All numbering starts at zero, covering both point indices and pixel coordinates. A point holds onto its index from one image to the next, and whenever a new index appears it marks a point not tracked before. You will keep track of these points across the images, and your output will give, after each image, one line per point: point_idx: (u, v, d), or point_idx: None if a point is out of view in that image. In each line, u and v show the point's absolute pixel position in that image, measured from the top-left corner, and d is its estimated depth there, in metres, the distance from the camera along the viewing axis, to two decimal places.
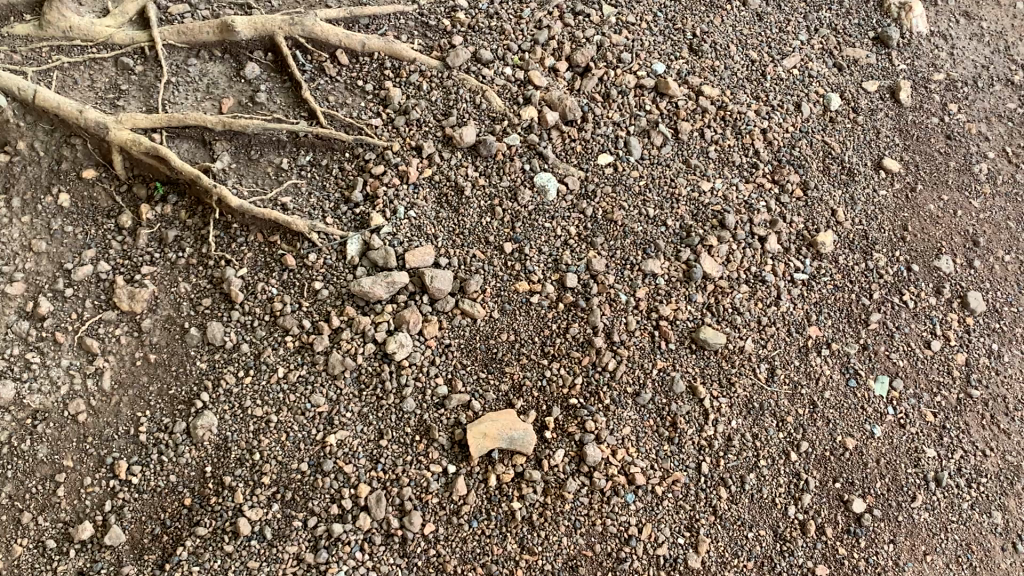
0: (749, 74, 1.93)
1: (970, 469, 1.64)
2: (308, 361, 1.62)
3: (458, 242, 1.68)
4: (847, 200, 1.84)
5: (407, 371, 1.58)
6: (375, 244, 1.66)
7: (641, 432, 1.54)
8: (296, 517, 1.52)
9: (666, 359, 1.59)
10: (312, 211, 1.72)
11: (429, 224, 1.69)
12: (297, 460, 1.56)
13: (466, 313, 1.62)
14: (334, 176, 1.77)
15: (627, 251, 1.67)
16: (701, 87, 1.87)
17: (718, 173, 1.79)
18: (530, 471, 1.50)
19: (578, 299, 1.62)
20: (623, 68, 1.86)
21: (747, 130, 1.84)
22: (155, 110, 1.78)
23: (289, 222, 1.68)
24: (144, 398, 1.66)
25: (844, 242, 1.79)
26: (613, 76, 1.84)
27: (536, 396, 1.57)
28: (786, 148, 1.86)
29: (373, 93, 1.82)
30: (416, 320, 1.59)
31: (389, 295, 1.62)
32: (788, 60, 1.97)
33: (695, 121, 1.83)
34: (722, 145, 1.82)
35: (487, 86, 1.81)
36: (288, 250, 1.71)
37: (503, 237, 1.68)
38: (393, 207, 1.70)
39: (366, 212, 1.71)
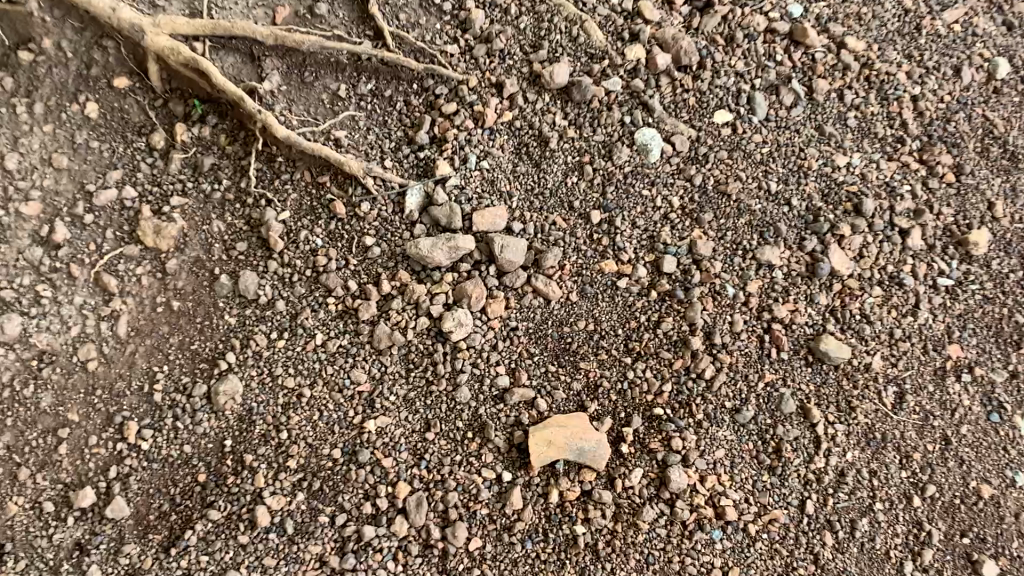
0: (900, 27, 1.50)
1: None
2: (351, 329, 1.39)
3: (538, 205, 1.41)
4: (1007, 190, 1.46)
5: (464, 354, 1.34)
6: (438, 198, 1.40)
7: (736, 457, 1.30)
8: (323, 511, 1.32)
9: (776, 370, 1.33)
10: (369, 150, 1.46)
11: (504, 178, 1.42)
12: (329, 445, 1.35)
13: (539, 291, 1.36)
14: (397, 111, 1.47)
15: (739, 233, 1.39)
16: (845, 39, 1.49)
17: (858, 146, 1.47)
18: (600, 491, 1.29)
19: (675, 288, 1.36)
20: (753, 5, 1.48)
21: (895, 95, 1.48)
22: (195, 10, 1.41)
23: (342, 162, 1.41)
24: (161, 350, 1.44)
25: (1000, 244, 1.43)
26: (739, 15, 1.47)
27: (614, 400, 1.33)
28: (939, 121, 1.48)
29: (451, 13, 1.46)
30: (481, 294, 1.35)
31: (450, 262, 1.36)
32: (948, 13, 1.51)
33: (835, 79, 1.48)
34: (863, 112, 1.48)
35: (587, 15, 1.45)
36: (338, 195, 1.45)
37: (591, 204, 1.40)
38: (464, 154, 1.43)
39: (432, 159, 1.44)
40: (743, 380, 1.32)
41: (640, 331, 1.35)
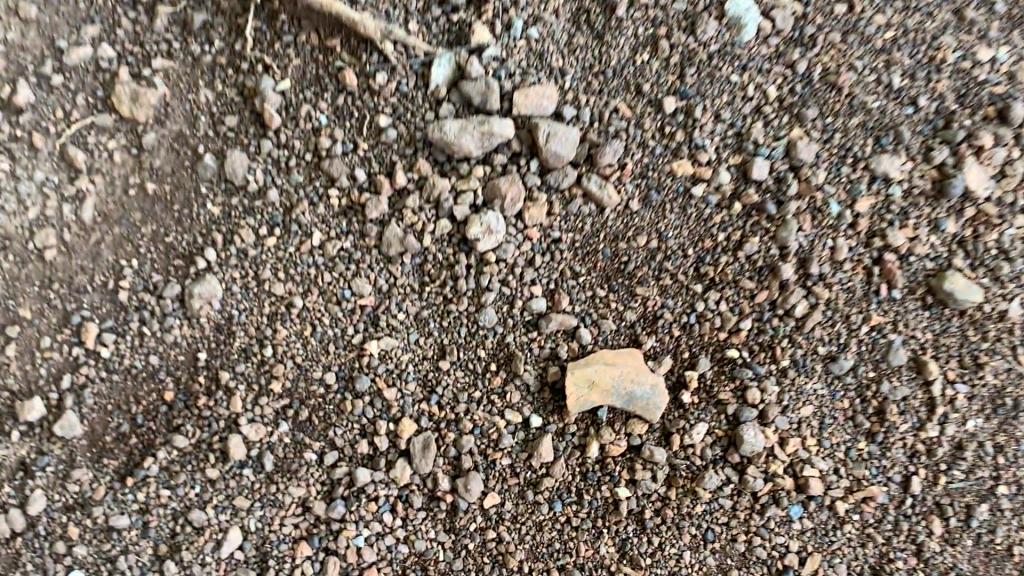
0: None
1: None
2: (356, 230, 1.10)
3: (596, 86, 1.08)
4: None
5: (491, 269, 1.07)
6: (473, 72, 1.07)
7: (827, 418, 1.05)
8: (309, 447, 1.07)
9: (884, 312, 1.06)
10: (390, 9, 1.07)
11: (556, 51, 1.08)
12: (322, 367, 1.08)
13: (590, 196, 1.08)
14: None
15: (850, 137, 1.07)
16: None
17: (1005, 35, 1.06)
18: (652, 448, 1.04)
19: (765, 199, 1.07)
20: None
21: None
22: None
23: (356, 21, 1.06)
24: (131, 242, 1.11)
25: None
26: None
27: (677, 337, 1.06)
28: None
29: None
30: (519, 194, 1.07)
31: (482, 151, 1.07)
32: None
33: None
34: None
35: None
36: (349, 64, 1.09)
37: (658, 94, 1.08)
38: (509, 18, 1.07)
39: (466, 23, 1.07)
40: (840, 322, 1.05)
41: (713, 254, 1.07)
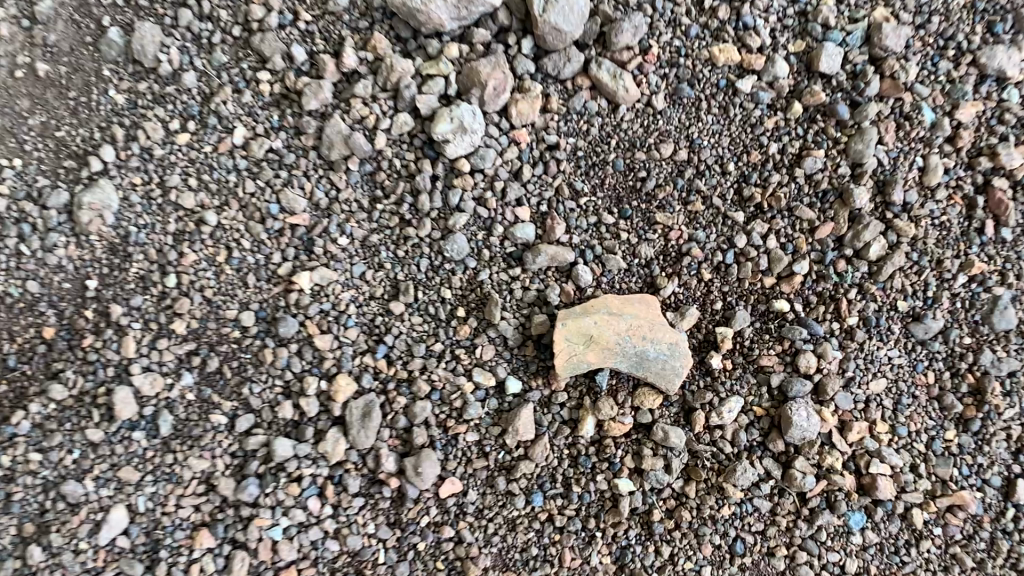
0: None
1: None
2: (290, 125, 0.84)
3: None
4: None
5: (463, 182, 0.81)
6: None
7: (904, 396, 0.78)
8: (217, 408, 0.82)
9: (988, 258, 0.78)
10: None
11: None
12: (238, 305, 0.82)
13: (600, 88, 0.81)
14: None
15: (953, 21, 0.79)
16: None
17: None
18: (667, 428, 0.76)
19: (834, 100, 0.79)
20: None
21: None
22: None
23: None
24: (13, 137, 0.83)
25: None
26: None
27: (707, 282, 0.79)
28: None
29: None
30: (504, 82, 0.80)
31: (459, 25, 0.80)
32: None
33: None
34: None
35: None
36: None
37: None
38: None
39: None
40: (930, 269, 0.78)
41: (762, 173, 0.80)
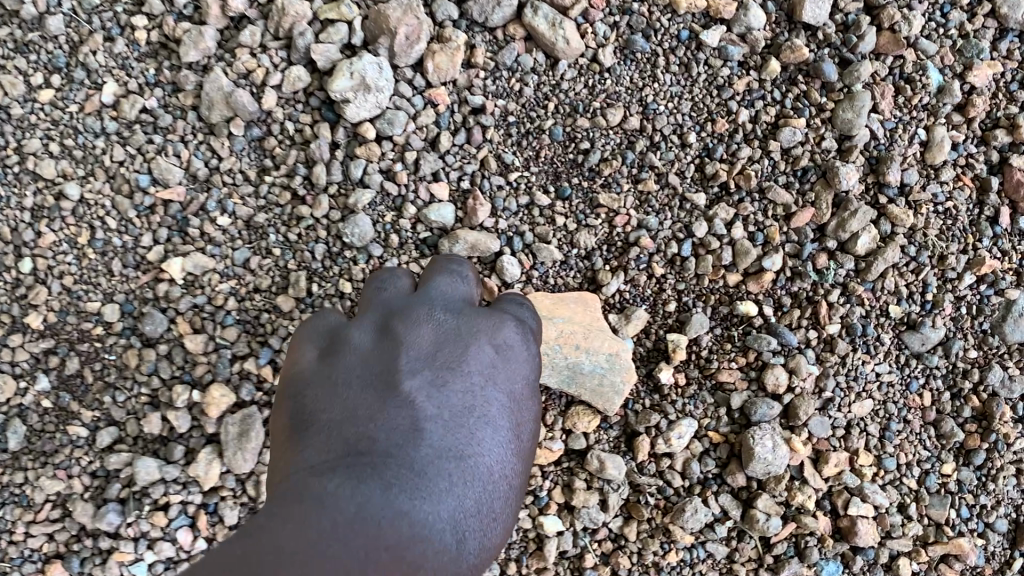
0: None
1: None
2: (167, 79, 0.69)
3: None
4: None
5: (368, 152, 0.66)
6: None
7: (894, 422, 0.64)
8: (74, 418, 0.68)
9: (1001, 255, 0.65)
10: None
11: None
12: (102, 296, 0.68)
13: (536, 39, 0.66)
14: None
15: None
16: None
17: None
18: (604, 457, 0.63)
19: (820, 58, 0.65)
20: None
21: None
22: None
23: None
24: None
25: None
26: None
27: (659, 278, 0.65)
28: None
29: None
30: (418, 28, 0.65)
31: None
32: None
33: None
34: None
35: None
36: None
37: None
38: None
39: None
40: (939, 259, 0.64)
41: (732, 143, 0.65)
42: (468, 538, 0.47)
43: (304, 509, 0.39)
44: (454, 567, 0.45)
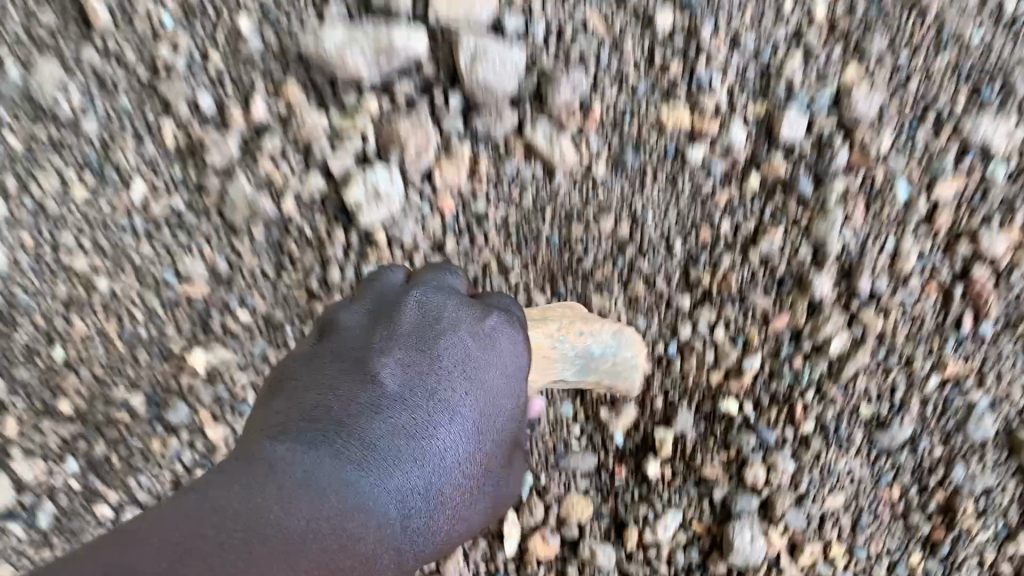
0: None
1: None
2: (188, 182, 0.73)
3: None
4: None
5: (377, 256, 0.73)
6: None
7: (856, 519, 0.71)
8: (100, 500, 0.73)
9: (964, 357, 0.70)
10: None
11: None
12: (125, 385, 0.73)
13: (535, 151, 0.72)
14: None
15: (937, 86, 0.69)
16: None
17: None
18: (595, 546, 0.73)
19: (795, 173, 0.71)
20: None
21: None
22: None
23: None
24: None
25: None
26: None
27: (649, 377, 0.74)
28: None
29: None
30: (426, 141, 0.71)
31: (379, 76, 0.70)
32: None
33: None
34: None
35: None
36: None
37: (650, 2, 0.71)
38: None
39: None
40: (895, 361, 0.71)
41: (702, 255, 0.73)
42: (414, 513, 0.55)
43: (261, 470, 0.48)
44: (397, 541, 0.53)
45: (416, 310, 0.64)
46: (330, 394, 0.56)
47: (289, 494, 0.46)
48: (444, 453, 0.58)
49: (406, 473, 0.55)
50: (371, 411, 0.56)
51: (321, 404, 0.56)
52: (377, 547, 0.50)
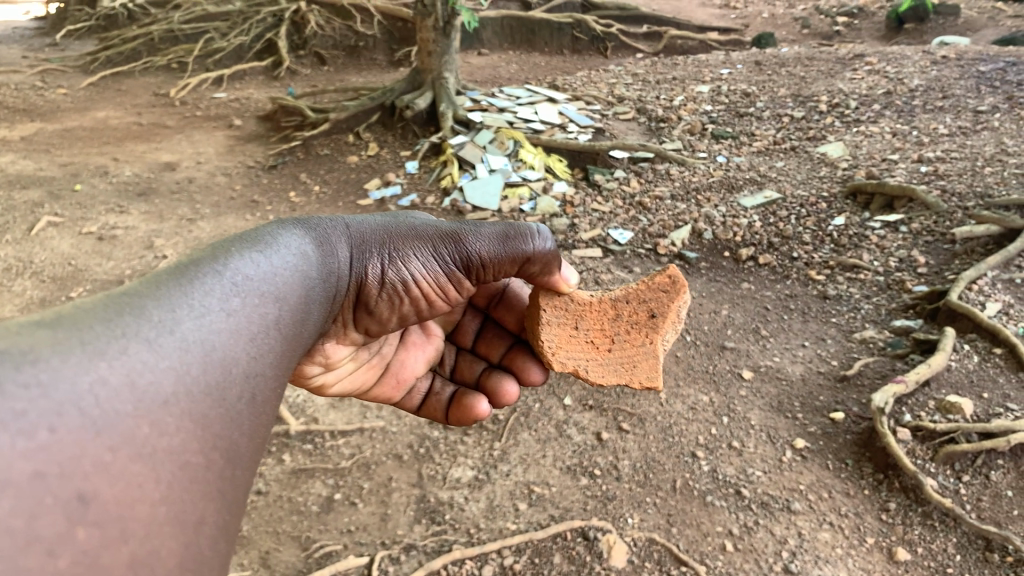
0: None
1: (904, 525, 1.84)
2: None
3: (451, 275, 1.26)
4: None
5: None
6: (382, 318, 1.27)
7: None
8: None
9: None
10: (333, 337, 1.26)
11: (395, 234, 1.21)
12: None
13: (475, 269, 1.26)
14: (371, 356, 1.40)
15: (642, 371, 1.43)
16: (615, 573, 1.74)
17: None
18: None
19: (648, 305, 1.44)
20: None
21: None
22: None
23: (324, 341, 1.25)
24: None
25: None
26: None
27: (585, 344, 1.42)
28: None
29: None
30: (409, 281, 1.22)
31: (384, 306, 1.23)
32: (683, 569, 1.74)
33: None
34: None
35: None
36: (339, 330, 1.25)
37: (347, 555, 1.81)
38: (384, 317, 1.27)
39: (365, 326, 1.27)
40: None
41: None
42: (232, 395, 0.71)
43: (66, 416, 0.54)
44: (229, 410, 0.70)
45: (188, 304, 0.73)
46: (102, 305, 0.66)
47: (102, 435, 0.56)
48: (268, 313, 0.83)
49: (202, 395, 0.67)
50: (258, 252, 0.90)
51: (229, 254, 0.86)
52: (211, 428, 0.67)
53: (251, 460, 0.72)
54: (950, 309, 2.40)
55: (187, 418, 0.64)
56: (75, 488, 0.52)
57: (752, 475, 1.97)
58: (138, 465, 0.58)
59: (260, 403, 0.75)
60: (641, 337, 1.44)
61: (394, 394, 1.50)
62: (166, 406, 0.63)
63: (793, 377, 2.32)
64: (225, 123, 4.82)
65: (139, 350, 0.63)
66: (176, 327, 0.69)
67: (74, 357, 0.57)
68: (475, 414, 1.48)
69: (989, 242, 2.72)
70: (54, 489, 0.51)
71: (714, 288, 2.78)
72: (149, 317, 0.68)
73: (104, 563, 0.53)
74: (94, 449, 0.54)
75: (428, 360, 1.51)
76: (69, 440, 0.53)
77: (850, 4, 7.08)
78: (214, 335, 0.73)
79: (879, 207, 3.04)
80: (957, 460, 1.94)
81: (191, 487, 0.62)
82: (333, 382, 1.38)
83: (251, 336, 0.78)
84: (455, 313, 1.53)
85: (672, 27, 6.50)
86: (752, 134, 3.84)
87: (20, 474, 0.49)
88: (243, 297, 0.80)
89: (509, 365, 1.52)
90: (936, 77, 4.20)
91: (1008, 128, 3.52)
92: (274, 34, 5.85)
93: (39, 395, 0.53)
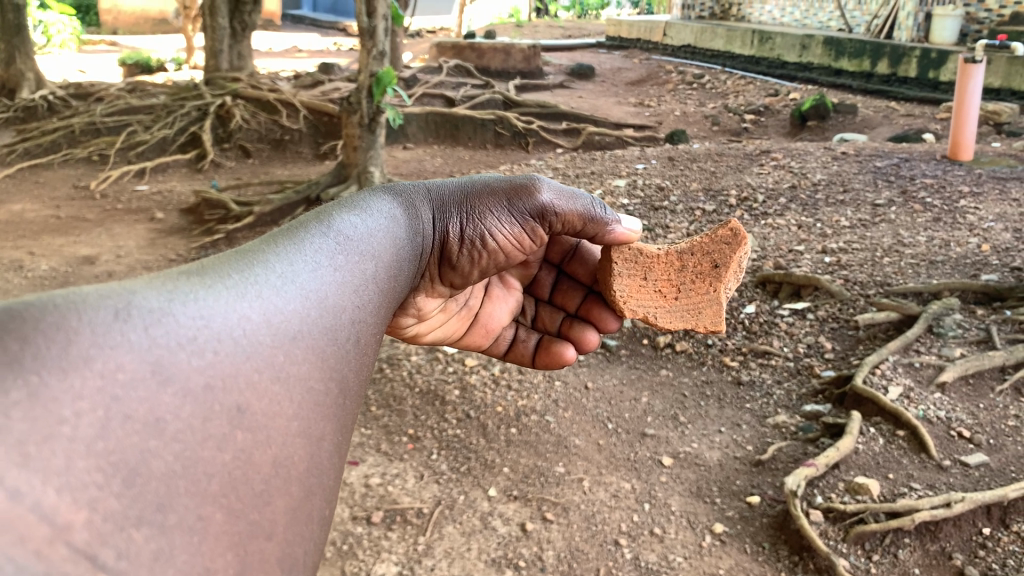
0: None
1: None
2: None
3: (529, 225, 1.35)
4: None
5: None
6: (469, 272, 1.37)
7: None
8: None
9: None
10: (429, 287, 1.37)
11: (469, 193, 1.33)
12: None
13: (549, 220, 1.35)
14: (459, 307, 1.48)
15: (706, 317, 1.51)
16: None
17: None
18: None
19: (711, 257, 1.51)
20: None
21: None
22: None
23: (418, 292, 1.36)
24: None
25: None
26: None
27: (649, 294, 1.49)
28: None
29: None
30: (487, 235, 1.33)
31: (467, 260, 1.34)
32: None
33: None
34: None
35: None
36: (430, 282, 1.36)
37: None
38: (471, 271, 1.37)
39: (453, 281, 1.38)
40: None
41: None
42: (343, 333, 0.84)
43: (227, 344, 0.69)
44: (344, 349, 0.83)
45: (306, 261, 0.86)
46: (238, 262, 0.80)
47: (251, 359, 0.70)
48: (366, 272, 0.95)
49: (322, 329, 0.81)
50: (353, 215, 1.03)
51: (329, 217, 0.99)
52: (330, 358, 0.80)
53: (358, 394, 0.85)
54: (856, 393, 2.51)
55: (313, 350, 0.78)
56: (234, 400, 0.67)
57: (674, 561, 2.02)
58: (277, 386, 0.72)
59: (365, 346, 0.88)
60: (706, 285, 1.52)
61: (483, 343, 1.56)
62: (296, 340, 0.77)
63: (709, 460, 2.40)
64: (147, 215, 4.79)
65: (271, 295, 0.77)
66: (295, 278, 0.83)
67: (222, 298, 0.72)
68: (563, 360, 1.55)
69: (890, 327, 2.88)
70: (220, 397, 0.66)
71: (634, 375, 2.85)
72: (275, 268, 0.82)
73: (256, 460, 0.67)
74: (244, 370, 0.69)
75: (512, 310, 1.57)
76: (225, 359, 0.68)
77: (757, 103, 7.51)
78: (327, 285, 0.86)
79: (787, 295, 3.19)
80: (867, 540, 2.01)
81: (314, 407, 0.76)
82: (427, 332, 1.46)
83: (357, 289, 0.91)
84: (532, 266, 1.57)
85: (591, 122, 6.77)
86: (667, 227, 3.99)
87: (196, 385, 0.64)
88: (345, 255, 0.93)
89: (587, 314, 1.57)
90: (836, 172, 4.46)
91: (904, 221, 3.74)
92: (198, 127, 5.90)
93: (203, 325, 0.68)
